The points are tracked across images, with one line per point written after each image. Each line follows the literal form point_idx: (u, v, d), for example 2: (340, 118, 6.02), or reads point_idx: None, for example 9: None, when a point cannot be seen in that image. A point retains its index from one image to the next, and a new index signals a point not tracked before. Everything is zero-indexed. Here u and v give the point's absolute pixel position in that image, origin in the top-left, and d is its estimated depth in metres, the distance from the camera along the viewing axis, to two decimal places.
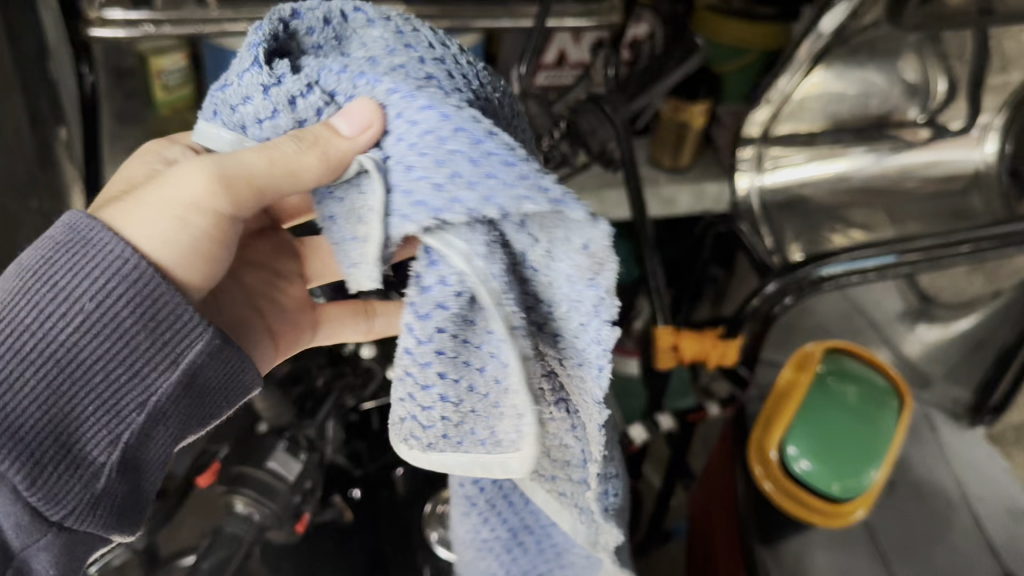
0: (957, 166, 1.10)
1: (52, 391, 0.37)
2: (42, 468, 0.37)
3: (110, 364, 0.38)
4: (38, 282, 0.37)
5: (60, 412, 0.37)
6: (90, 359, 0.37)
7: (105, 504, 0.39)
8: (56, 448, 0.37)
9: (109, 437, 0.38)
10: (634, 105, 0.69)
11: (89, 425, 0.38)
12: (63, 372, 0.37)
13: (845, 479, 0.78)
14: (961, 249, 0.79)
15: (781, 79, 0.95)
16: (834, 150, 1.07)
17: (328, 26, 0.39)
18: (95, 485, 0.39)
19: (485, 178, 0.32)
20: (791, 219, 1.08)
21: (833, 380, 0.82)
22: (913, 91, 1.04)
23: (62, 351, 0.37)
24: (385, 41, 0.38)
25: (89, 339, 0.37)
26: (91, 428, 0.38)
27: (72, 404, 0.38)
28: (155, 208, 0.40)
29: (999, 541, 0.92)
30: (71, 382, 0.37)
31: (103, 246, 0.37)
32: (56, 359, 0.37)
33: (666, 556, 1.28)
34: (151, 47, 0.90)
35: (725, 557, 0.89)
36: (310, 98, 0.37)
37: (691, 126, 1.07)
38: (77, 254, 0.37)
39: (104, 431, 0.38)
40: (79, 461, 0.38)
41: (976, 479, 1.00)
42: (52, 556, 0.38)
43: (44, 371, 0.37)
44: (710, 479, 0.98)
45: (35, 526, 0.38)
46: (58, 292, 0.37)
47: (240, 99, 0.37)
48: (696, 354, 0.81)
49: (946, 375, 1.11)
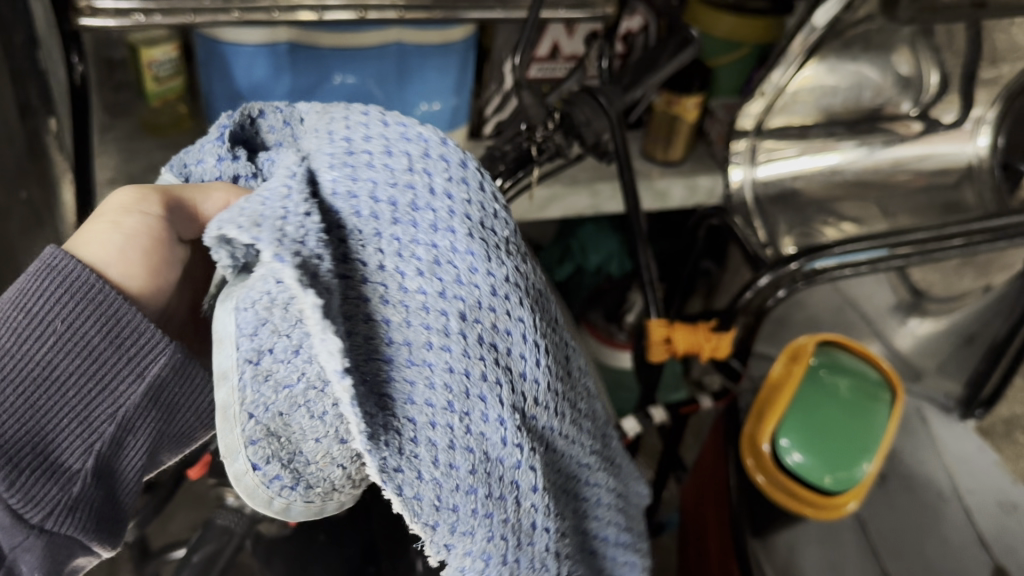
0: (949, 158, 1.09)
1: (24, 403, 0.33)
2: (19, 476, 0.32)
3: (80, 379, 0.33)
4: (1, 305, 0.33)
5: (32, 424, 0.33)
6: (60, 374, 0.33)
7: (85, 512, 0.35)
8: (32, 457, 0.33)
9: (84, 446, 0.34)
10: (629, 96, 0.68)
11: (61, 436, 0.34)
12: (39, 391, 0.33)
13: (837, 470, 0.77)
14: (954, 243, 0.79)
15: (775, 72, 0.96)
16: (827, 144, 1.07)
17: (286, 126, 0.44)
18: (72, 494, 0.34)
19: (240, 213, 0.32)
20: (784, 211, 1.07)
21: (825, 373, 0.83)
22: (905, 85, 1.04)
23: (32, 366, 0.33)
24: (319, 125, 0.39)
25: (60, 354, 0.33)
26: (65, 439, 0.34)
27: (46, 418, 0.33)
28: (103, 230, 0.37)
29: (990, 534, 0.92)
30: (44, 396, 0.33)
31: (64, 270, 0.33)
32: (31, 378, 0.33)
33: (658, 548, 1.29)
34: (141, 38, 0.88)
35: (718, 549, 0.90)
36: (252, 181, 0.43)
37: (683, 120, 1.09)
38: (36, 278, 0.33)
39: (78, 441, 0.34)
40: (56, 472, 0.34)
41: (967, 472, 1.00)
42: (37, 558, 0.35)
43: (17, 388, 0.32)
44: (700, 471, 0.99)
45: (17, 529, 0.33)
46: (19, 311, 0.32)
47: (200, 162, 0.43)
48: (689, 346, 0.80)
49: (938, 368, 1.12)
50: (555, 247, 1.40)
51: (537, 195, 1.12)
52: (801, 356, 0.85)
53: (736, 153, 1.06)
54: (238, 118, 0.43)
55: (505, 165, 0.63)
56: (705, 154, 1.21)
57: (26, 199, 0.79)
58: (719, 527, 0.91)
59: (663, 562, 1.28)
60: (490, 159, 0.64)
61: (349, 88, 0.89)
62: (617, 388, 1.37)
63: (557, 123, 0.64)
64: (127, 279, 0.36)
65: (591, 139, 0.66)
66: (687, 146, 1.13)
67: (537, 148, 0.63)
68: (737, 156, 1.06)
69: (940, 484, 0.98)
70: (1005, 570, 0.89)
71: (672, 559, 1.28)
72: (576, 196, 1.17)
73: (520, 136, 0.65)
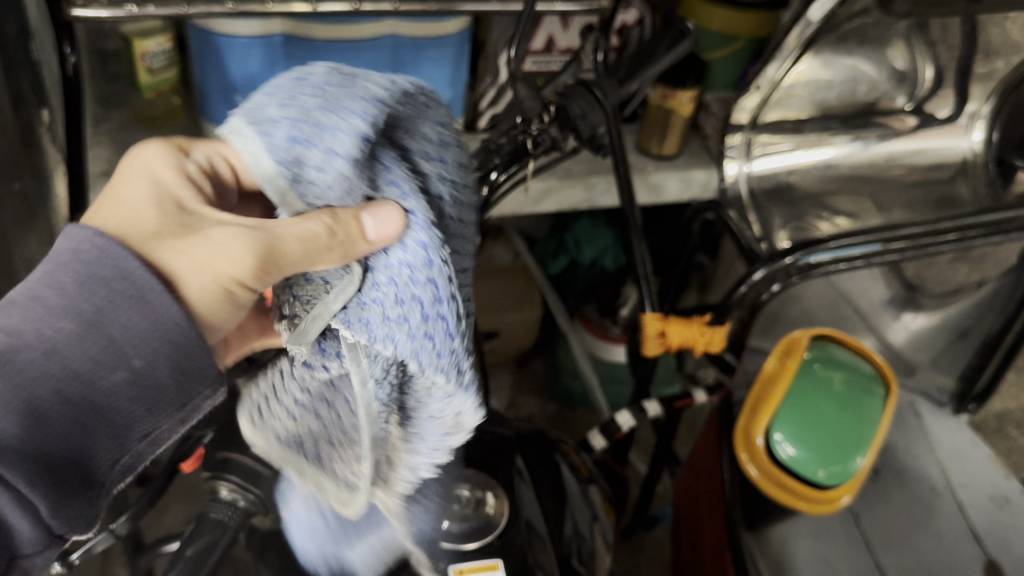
0: (942, 154, 1.10)
1: (80, 426, 0.40)
2: (62, 489, 0.40)
3: (131, 409, 0.42)
4: (85, 336, 0.40)
5: (80, 443, 0.40)
6: (116, 405, 0.41)
7: (82, 521, 0.42)
8: (74, 471, 0.41)
9: (110, 462, 0.42)
10: (625, 90, 0.67)
11: (99, 455, 0.42)
12: (93, 416, 0.41)
13: (831, 464, 0.78)
14: (948, 237, 0.79)
15: (770, 66, 0.95)
16: (820, 138, 1.07)
17: (405, 106, 0.41)
18: (85, 505, 0.42)
19: (424, 333, 0.41)
20: (779, 206, 1.07)
21: (819, 367, 0.82)
22: (900, 79, 1.04)
23: (97, 397, 0.41)
24: (431, 164, 0.43)
25: (121, 391, 0.41)
26: (100, 456, 0.42)
27: (89, 439, 0.41)
28: (195, 257, 0.44)
29: (982, 528, 0.93)
30: (95, 420, 0.41)
31: (140, 311, 0.41)
32: (93, 405, 0.40)
33: (651, 541, 1.29)
34: (134, 29, 0.89)
35: (710, 539, 0.90)
36: (366, 178, 0.39)
37: (678, 113, 1.09)
38: (115, 308, 0.41)
39: (108, 458, 0.42)
40: (85, 484, 0.41)
41: (960, 466, 1.00)
42: (46, 556, 0.42)
43: (79, 413, 0.40)
44: (694, 463, 0.99)
45: (40, 535, 0.40)
46: (103, 349, 0.41)
47: (322, 132, 0.37)
48: (683, 341, 0.81)
49: (931, 362, 1.12)
50: (549, 240, 1.37)
51: (532, 188, 1.11)
52: (794, 350, 0.85)
53: (731, 146, 1.06)
54: (379, 104, 0.38)
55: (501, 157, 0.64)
56: (700, 148, 1.21)
57: (18, 190, 0.78)
58: (714, 521, 0.90)
59: (656, 554, 1.28)
60: (486, 151, 0.65)
61: None
62: (612, 381, 1.37)
63: (552, 116, 0.63)
64: (200, 299, 0.45)
65: (587, 133, 0.66)
66: (682, 140, 1.13)
67: (532, 141, 0.63)
68: (732, 149, 1.06)
69: (933, 478, 0.98)
70: (996, 564, 0.89)
71: (665, 552, 1.28)
72: (571, 190, 1.17)
73: (516, 129, 0.64)
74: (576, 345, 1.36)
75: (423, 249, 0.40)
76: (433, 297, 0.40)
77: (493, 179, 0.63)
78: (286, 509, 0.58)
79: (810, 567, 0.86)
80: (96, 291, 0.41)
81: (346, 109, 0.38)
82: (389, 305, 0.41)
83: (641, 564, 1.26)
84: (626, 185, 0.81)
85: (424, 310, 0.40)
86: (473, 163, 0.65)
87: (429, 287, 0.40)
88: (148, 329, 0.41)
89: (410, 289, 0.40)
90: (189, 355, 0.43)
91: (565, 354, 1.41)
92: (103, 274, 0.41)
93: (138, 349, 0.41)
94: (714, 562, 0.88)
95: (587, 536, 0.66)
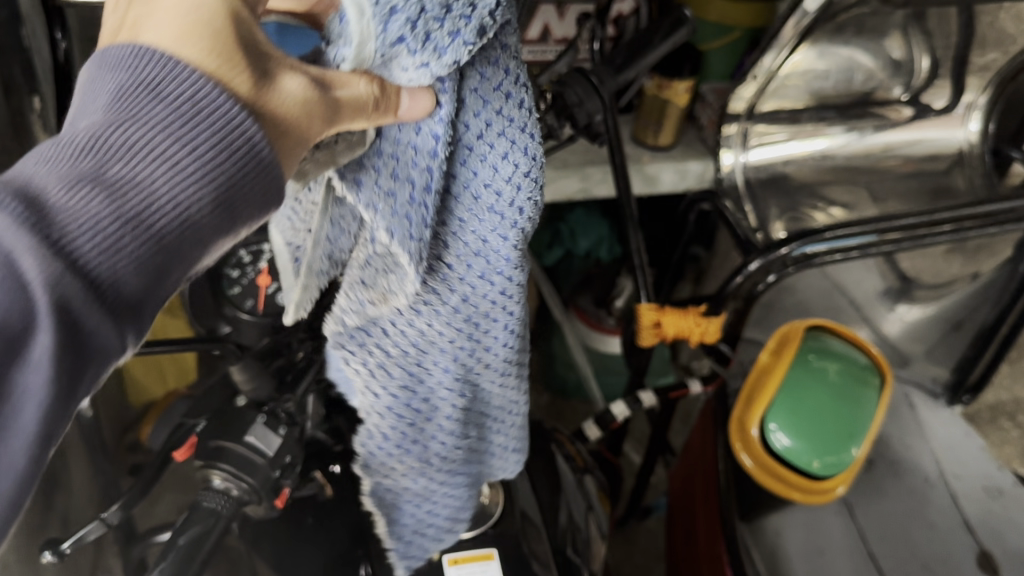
0: (938, 146, 1.08)
1: (97, 191, 0.29)
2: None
3: (161, 165, 0.30)
4: (134, 97, 0.31)
5: (119, 207, 0.29)
6: (144, 170, 0.30)
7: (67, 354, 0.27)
8: (43, 259, 0.27)
9: (103, 251, 0.28)
10: (621, 78, 0.67)
11: (81, 241, 0.28)
12: (110, 189, 0.29)
13: (826, 455, 0.78)
14: (943, 229, 0.79)
15: (767, 55, 0.95)
16: (816, 128, 1.07)
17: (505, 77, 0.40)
18: (20, 328, 0.26)
19: (399, 201, 0.40)
20: (775, 196, 1.09)
21: (814, 358, 0.81)
22: (896, 69, 1.03)
23: (118, 161, 0.29)
24: (511, 128, 0.40)
25: (154, 156, 0.30)
26: (84, 243, 0.28)
27: (84, 206, 0.28)
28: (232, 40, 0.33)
29: (975, 519, 0.92)
30: (125, 184, 0.29)
31: (170, 73, 0.31)
32: (122, 178, 0.29)
33: (645, 531, 1.29)
34: None
35: (702, 529, 0.90)
36: (420, 56, 0.35)
37: (674, 103, 1.09)
38: (141, 82, 0.31)
39: (100, 247, 0.28)
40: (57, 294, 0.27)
41: (954, 457, 1.00)
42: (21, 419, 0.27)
43: (80, 184, 0.28)
44: (688, 453, 0.99)
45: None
46: (139, 107, 0.30)
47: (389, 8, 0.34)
48: (678, 332, 0.81)
49: (926, 353, 1.12)
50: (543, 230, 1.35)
51: None
52: (790, 341, 0.84)
53: (727, 136, 1.07)
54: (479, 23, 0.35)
55: None
56: (696, 138, 1.21)
57: None
58: (709, 510, 0.89)
59: (650, 545, 1.28)
60: None
61: None
62: (606, 371, 1.37)
63: (548, 104, 0.64)
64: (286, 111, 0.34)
65: (583, 121, 0.65)
66: (678, 130, 1.13)
67: None
68: (728, 139, 1.08)
69: (926, 469, 0.98)
70: (988, 554, 0.89)
71: (659, 542, 1.28)
72: (566, 180, 1.16)
73: None
74: (569, 337, 1.35)
75: (431, 133, 0.39)
76: (421, 185, 0.39)
77: None
78: (282, 499, 0.56)
79: (802, 558, 0.87)
80: (159, 111, 0.30)
81: (454, 24, 0.35)
82: (387, 185, 0.40)
83: (635, 554, 1.26)
84: (622, 175, 0.80)
85: (407, 178, 0.40)
86: None
87: (422, 160, 0.39)
88: (204, 174, 0.31)
89: (406, 165, 0.40)
90: (257, 212, 0.33)
91: (559, 345, 1.41)
92: (147, 84, 0.31)
93: (200, 200, 0.31)
94: (708, 550, 0.88)
95: (581, 525, 0.67)
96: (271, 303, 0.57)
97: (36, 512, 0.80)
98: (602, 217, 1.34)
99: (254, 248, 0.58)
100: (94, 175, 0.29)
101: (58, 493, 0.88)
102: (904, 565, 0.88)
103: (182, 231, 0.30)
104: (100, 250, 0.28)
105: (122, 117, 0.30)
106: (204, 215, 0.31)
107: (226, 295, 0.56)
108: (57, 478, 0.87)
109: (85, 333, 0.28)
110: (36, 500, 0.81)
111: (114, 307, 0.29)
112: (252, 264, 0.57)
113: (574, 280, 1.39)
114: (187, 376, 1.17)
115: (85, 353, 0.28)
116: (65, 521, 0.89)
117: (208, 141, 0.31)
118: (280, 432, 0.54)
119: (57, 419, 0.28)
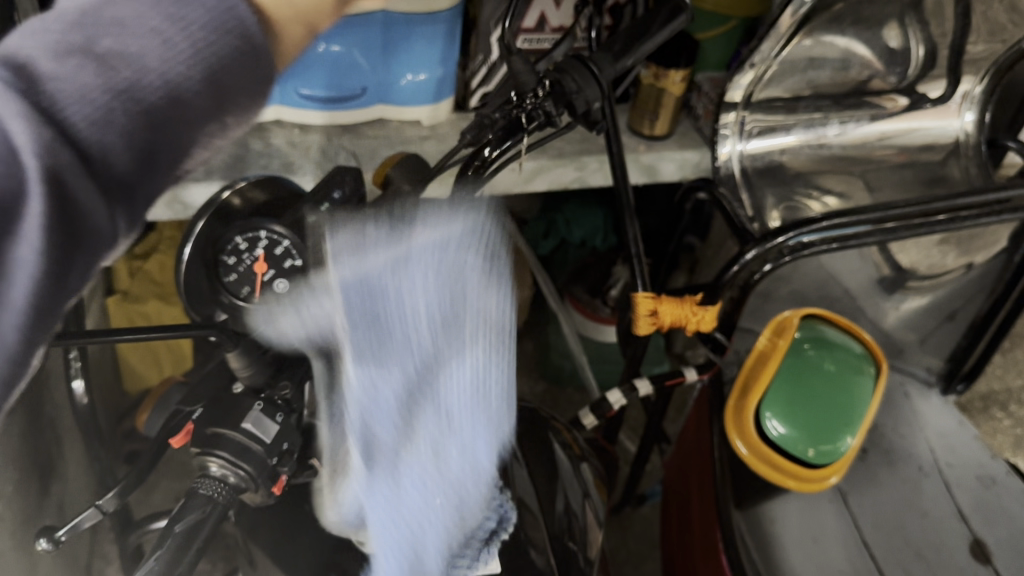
0: (935, 135, 1.08)
1: (92, 78, 0.31)
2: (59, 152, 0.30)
3: (156, 56, 0.32)
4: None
5: (111, 93, 0.31)
6: (137, 62, 0.32)
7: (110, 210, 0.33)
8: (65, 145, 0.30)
9: (99, 133, 0.31)
10: (620, 65, 0.67)
11: (84, 124, 0.30)
12: (106, 77, 0.31)
13: (821, 444, 0.78)
14: (938, 218, 0.80)
15: (764, 44, 0.95)
16: (812, 118, 1.07)
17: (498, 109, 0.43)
18: (88, 220, 0.32)
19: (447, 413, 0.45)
20: (770, 185, 1.08)
21: (810, 348, 0.82)
22: (893, 58, 1.03)
23: (112, 50, 0.32)
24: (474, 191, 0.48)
25: (146, 48, 0.32)
26: (86, 126, 0.30)
27: (90, 95, 0.31)
28: None
29: (968, 508, 0.93)
30: (121, 73, 0.32)
31: None
32: (112, 65, 0.32)
33: (639, 518, 1.29)
34: None
35: (699, 514, 0.91)
36: None
37: (670, 92, 1.09)
38: None
39: (99, 128, 0.31)
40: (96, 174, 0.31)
41: (946, 445, 1.00)
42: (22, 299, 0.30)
43: (73, 68, 0.31)
44: (683, 441, 1.00)
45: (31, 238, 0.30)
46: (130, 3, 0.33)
47: None
48: (675, 321, 0.81)
49: (920, 342, 1.12)
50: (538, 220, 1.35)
51: (523, 166, 1.11)
52: (785, 330, 0.84)
53: (725, 124, 1.05)
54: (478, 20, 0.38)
55: (493, 132, 0.61)
56: (691, 128, 1.21)
57: None
58: (704, 497, 0.91)
59: (643, 532, 1.29)
60: (478, 126, 0.62)
61: (335, 54, 1.03)
62: (601, 360, 1.37)
63: (547, 91, 0.63)
64: None
65: (581, 109, 0.65)
66: (673, 120, 1.13)
67: (525, 115, 0.62)
68: (726, 128, 1.05)
69: (920, 458, 0.98)
70: (983, 544, 0.90)
71: (652, 529, 1.29)
72: (562, 169, 1.16)
73: (509, 106, 0.63)
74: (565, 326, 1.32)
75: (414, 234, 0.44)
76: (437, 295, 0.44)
77: (486, 155, 0.60)
78: (278, 487, 0.55)
79: (796, 544, 0.87)
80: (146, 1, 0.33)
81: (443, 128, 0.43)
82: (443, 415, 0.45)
83: (629, 540, 1.27)
84: (620, 165, 0.80)
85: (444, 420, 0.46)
86: (464, 139, 0.62)
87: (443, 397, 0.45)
88: (191, 59, 0.33)
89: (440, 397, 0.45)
90: (241, 107, 0.36)
91: (553, 334, 1.41)
92: None
93: (190, 83, 0.33)
94: (704, 536, 0.90)
95: (578, 513, 0.67)
96: (267, 291, 0.56)
97: (30, 500, 0.80)
98: (597, 207, 1.36)
99: (250, 235, 0.58)
100: (83, 48, 0.31)
101: (53, 480, 0.88)
102: (897, 552, 0.88)
103: (171, 108, 0.33)
104: (92, 123, 0.31)
105: (114, 9, 0.32)
106: (195, 95, 0.34)
107: (223, 282, 0.58)
108: (51, 465, 0.87)
109: (82, 218, 0.31)
110: (31, 487, 0.81)
111: (106, 181, 0.32)
112: (249, 250, 0.57)
113: (569, 270, 1.39)
114: (183, 364, 1.17)
115: (81, 233, 0.32)
116: (60, 507, 0.90)
117: (196, 27, 0.33)
118: (276, 419, 0.55)
119: (52, 290, 0.31)
